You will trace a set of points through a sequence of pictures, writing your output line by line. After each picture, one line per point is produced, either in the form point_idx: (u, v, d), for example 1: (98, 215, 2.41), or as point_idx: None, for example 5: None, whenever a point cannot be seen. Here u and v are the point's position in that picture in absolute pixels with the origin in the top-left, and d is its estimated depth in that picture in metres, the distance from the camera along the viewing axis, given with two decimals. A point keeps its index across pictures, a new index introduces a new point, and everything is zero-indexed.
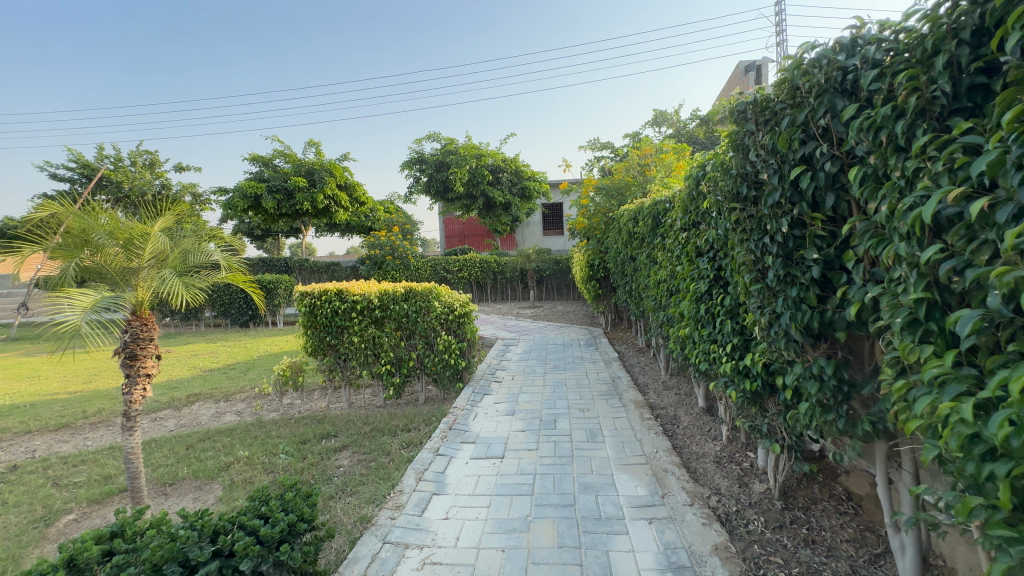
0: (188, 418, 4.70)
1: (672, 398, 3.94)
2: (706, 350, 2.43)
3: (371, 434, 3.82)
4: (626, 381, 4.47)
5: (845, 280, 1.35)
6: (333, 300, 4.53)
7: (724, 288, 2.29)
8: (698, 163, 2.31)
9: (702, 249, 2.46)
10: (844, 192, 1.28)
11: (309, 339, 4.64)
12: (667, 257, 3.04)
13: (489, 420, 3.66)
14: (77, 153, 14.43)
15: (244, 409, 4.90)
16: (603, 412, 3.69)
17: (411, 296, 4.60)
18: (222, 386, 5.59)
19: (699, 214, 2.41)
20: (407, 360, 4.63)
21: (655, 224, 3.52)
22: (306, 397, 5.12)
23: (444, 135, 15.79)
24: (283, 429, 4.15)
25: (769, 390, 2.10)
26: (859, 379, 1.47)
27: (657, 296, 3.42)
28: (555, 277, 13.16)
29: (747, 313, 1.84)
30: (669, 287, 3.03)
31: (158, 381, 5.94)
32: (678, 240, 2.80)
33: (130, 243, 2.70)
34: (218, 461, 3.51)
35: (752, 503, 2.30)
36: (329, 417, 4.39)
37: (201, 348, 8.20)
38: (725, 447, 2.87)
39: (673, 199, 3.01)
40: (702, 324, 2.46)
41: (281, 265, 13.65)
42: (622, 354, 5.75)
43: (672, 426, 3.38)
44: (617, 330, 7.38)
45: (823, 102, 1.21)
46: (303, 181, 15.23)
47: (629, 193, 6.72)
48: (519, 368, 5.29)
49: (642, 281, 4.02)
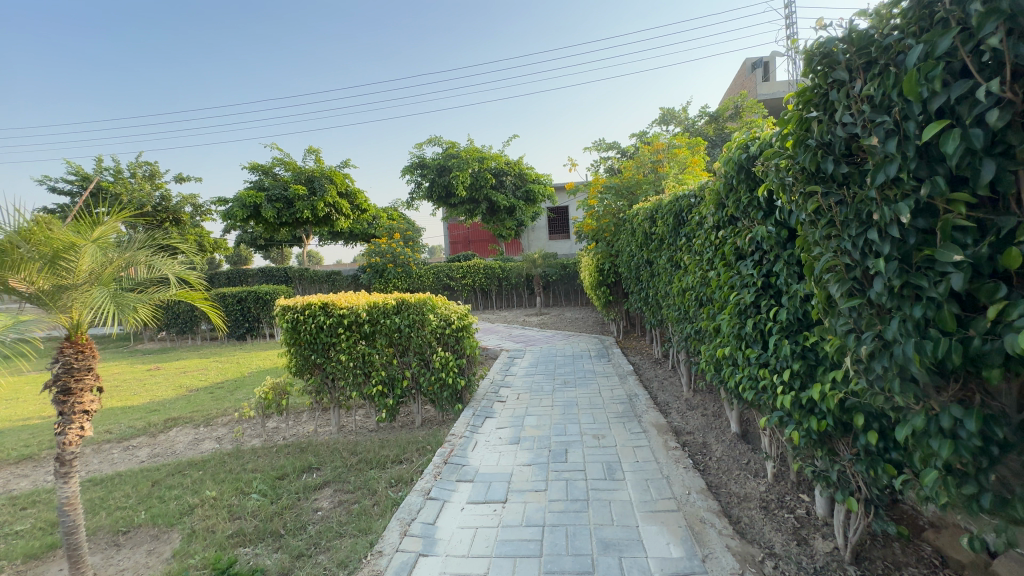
0: (163, 447, 4.29)
1: (699, 420, 3.47)
2: (753, 376, 1.96)
3: (359, 468, 3.37)
4: (645, 399, 4.00)
5: (1006, 294, 0.88)
6: (317, 315, 4.10)
7: (778, 300, 1.83)
8: (742, 143, 1.86)
9: (743, 250, 2.01)
10: (1013, 157, 0.83)
11: (293, 358, 4.22)
12: (696, 262, 2.58)
13: (490, 451, 3.20)
14: (76, 166, 14.23)
15: (224, 435, 4.48)
16: (621, 439, 3.21)
17: (404, 309, 4.17)
18: (204, 408, 5.17)
19: (744, 206, 1.95)
20: (401, 379, 4.17)
21: (677, 223, 3.07)
22: (292, 421, 4.68)
23: (445, 140, 15.46)
24: (262, 461, 3.71)
25: (842, 429, 1.64)
26: (1013, 437, 0.99)
27: (683, 306, 2.96)
28: (562, 282, 12.72)
29: (823, 333, 1.38)
30: (699, 296, 2.57)
31: (138, 403, 5.52)
32: (711, 241, 2.34)
33: (58, 256, 2.25)
34: (182, 503, 3.07)
35: (819, 570, 1.81)
36: (314, 445, 3.95)
37: (191, 365, 7.82)
38: (772, 487, 2.39)
39: (701, 192, 2.57)
40: (746, 344, 1.99)
41: (281, 276, 13.29)
42: (638, 366, 5.28)
43: (703, 456, 2.90)
44: (630, 339, 6.90)
45: (997, 9, 0.76)
46: (303, 189, 14.91)
47: (640, 192, 6.26)
48: (525, 385, 4.83)
49: (661, 288, 3.57)
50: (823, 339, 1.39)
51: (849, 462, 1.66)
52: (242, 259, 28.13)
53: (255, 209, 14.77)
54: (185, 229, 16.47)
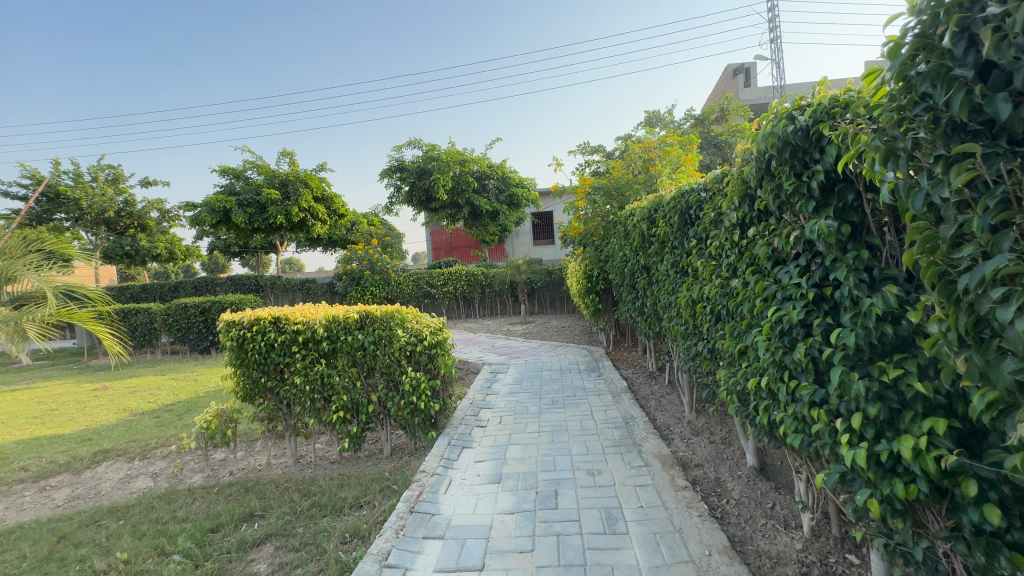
0: (86, 487, 3.67)
1: (707, 449, 3.03)
2: (799, 417, 1.51)
3: (310, 515, 2.82)
4: (643, 422, 3.55)
5: None
6: (266, 332, 3.54)
7: (836, 318, 1.39)
8: (785, 112, 1.43)
9: (784, 253, 1.57)
10: None
11: (239, 381, 3.65)
12: (715, 267, 2.14)
13: (465, 494, 2.69)
14: (31, 169, 13.37)
15: (161, 471, 3.88)
16: (620, 477, 2.73)
17: (369, 323, 3.65)
18: (145, 436, 4.55)
19: (785, 195, 1.51)
20: (366, 405, 3.64)
21: (684, 222, 2.63)
22: (242, 452, 4.10)
23: (425, 142, 14.95)
24: (196, 506, 3.14)
25: (938, 497, 1.19)
26: None
27: (691, 320, 2.52)
28: (547, 289, 12.30)
29: (952, 371, 0.95)
30: (716, 310, 2.13)
31: (70, 432, 4.86)
32: (734, 242, 1.90)
33: None
34: (84, 568, 2.49)
35: None
36: (262, 483, 3.39)
37: (143, 383, 7.13)
38: (809, 546, 1.94)
39: (719, 183, 2.13)
40: (789, 375, 1.53)
41: (251, 284, 12.58)
42: (631, 381, 4.84)
43: (719, 498, 2.45)
44: (621, 349, 6.48)
45: None
46: (276, 194, 14.22)
47: (631, 193, 5.84)
48: (509, 405, 4.34)
49: (663, 297, 3.12)
50: (952, 376, 0.96)
51: (946, 542, 1.21)
52: (217, 266, 26.99)
53: (225, 214, 14.02)
54: (152, 235, 15.63)
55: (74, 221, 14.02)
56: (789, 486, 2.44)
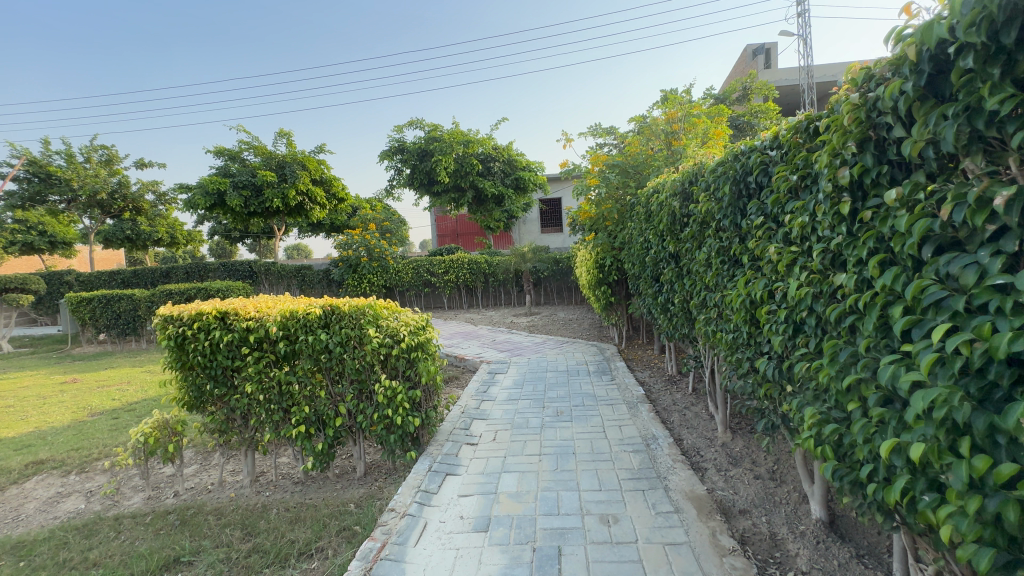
0: (3, 509, 3.09)
1: (753, 487, 2.37)
2: (990, 519, 0.85)
3: (246, 566, 2.21)
4: (668, 445, 2.90)
5: None
6: (211, 330, 2.91)
7: None
8: None
9: (966, 228, 0.89)
10: None
11: (180, 387, 3.03)
12: (798, 255, 1.47)
13: (442, 548, 2.07)
14: (20, 147, 12.83)
15: (96, 490, 3.29)
16: (642, 529, 2.09)
17: (335, 321, 3.00)
18: (92, 443, 3.97)
19: (985, 125, 0.83)
20: (334, 417, 3.05)
21: (735, 195, 1.96)
22: (194, 467, 3.51)
23: (428, 123, 14.21)
24: (117, 543, 2.55)
25: None
26: None
27: (746, 327, 1.86)
28: (555, 278, 11.57)
29: None
30: (798, 319, 1.46)
31: (13, 436, 4.30)
32: (842, 217, 1.22)
33: None
34: None
35: None
36: (203, 512, 2.80)
37: (115, 377, 6.58)
38: None
39: (804, 133, 1.45)
40: (976, 446, 0.86)
41: (244, 271, 12.02)
42: (650, 387, 4.19)
43: (782, 570, 1.79)
44: (634, 348, 5.83)
45: None
46: (272, 176, 13.60)
47: (650, 172, 5.12)
48: (506, 416, 3.72)
49: (699, 292, 2.45)
50: None
51: None
52: (223, 251, 26.68)
53: (219, 196, 13.39)
54: (150, 219, 14.79)
55: (68, 203, 13.54)
56: (875, 554, 1.80)
